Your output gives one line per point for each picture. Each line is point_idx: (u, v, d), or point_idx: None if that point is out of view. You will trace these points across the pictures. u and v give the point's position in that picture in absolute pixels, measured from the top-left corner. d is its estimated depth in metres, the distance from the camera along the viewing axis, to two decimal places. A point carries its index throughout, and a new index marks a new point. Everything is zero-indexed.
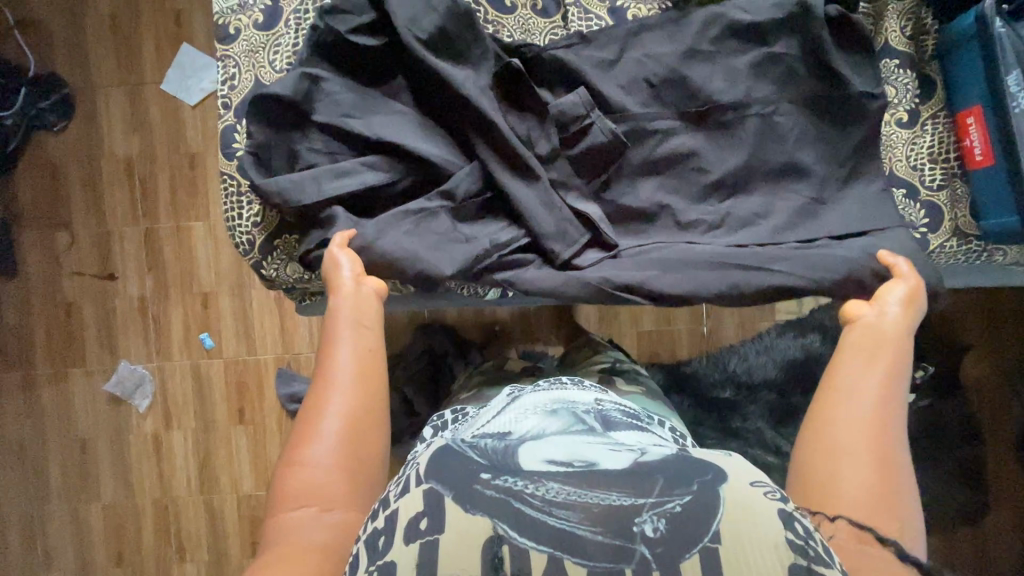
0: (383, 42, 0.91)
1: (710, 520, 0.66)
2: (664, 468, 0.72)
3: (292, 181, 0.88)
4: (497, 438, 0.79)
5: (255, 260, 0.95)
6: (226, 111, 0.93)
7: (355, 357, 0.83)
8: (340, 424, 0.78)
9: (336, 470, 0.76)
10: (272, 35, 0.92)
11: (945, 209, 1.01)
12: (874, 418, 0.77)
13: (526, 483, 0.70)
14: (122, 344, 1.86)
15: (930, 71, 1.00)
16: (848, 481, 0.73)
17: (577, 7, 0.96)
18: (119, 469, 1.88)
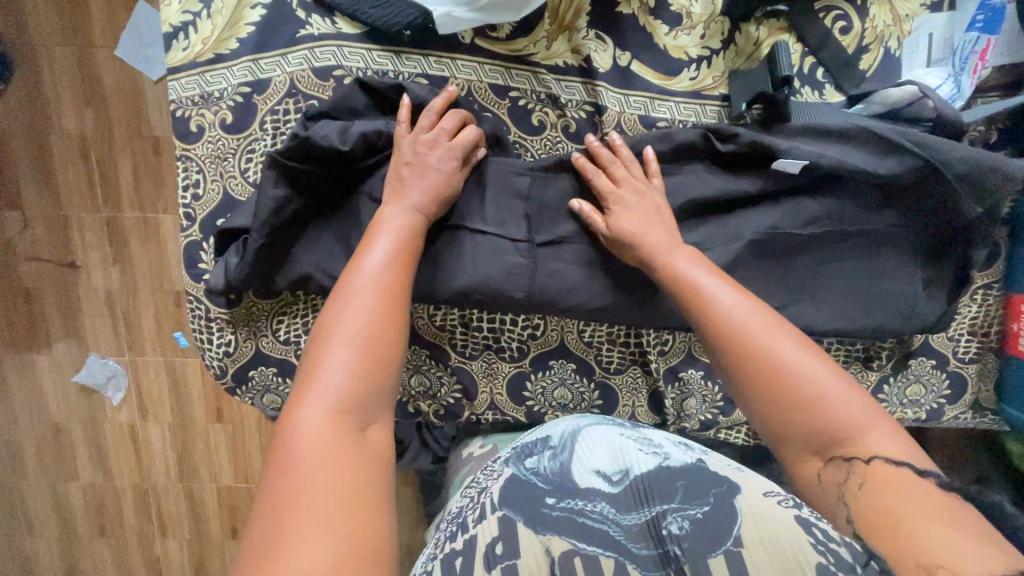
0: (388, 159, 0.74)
1: (731, 522, 0.55)
2: (682, 471, 0.61)
3: (229, 268, 0.75)
4: (542, 448, 0.66)
5: (228, 386, 0.86)
6: (189, 223, 0.78)
7: (395, 243, 0.66)
8: (372, 310, 0.62)
9: (364, 366, 0.59)
10: (245, 139, 0.75)
11: (969, 382, 0.95)
12: (807, 360, 0.62)
13: (583, 499, 0.59)
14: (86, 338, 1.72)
15: (998, 236, 0.89)
16: (830, 462, 0.59)
17: (617, 135, 0.78)
18: (97, 453, 1.86)
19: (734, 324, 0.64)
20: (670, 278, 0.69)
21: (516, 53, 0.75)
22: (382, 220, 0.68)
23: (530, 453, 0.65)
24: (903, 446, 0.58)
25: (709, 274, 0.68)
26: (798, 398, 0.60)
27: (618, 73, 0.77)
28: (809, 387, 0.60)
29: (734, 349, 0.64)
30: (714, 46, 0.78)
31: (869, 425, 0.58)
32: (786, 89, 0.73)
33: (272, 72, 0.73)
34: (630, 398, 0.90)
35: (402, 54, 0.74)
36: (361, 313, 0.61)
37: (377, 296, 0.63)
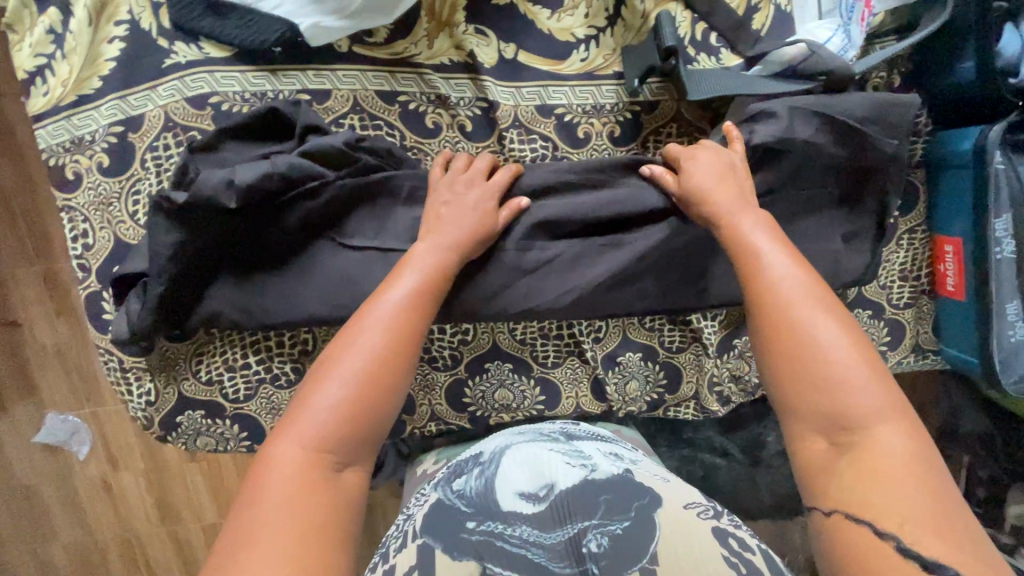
0: (291, 185, 0.68)
1: (648, 537, 0.58)
2: (609, 485, 0.63)
3: (128, 315, 0.71)
4: (473, 468, 0.68)
5: (158, 435, 0.83)
6: (85, 275, 0.75)
7: (419, 283, 0.67)
8: (376, 348, 0.63)
9: (360, 405, 0.60)
10: (127, 181, 0.72)
11: (908, 327, 0.95)
12: (847, 341, 0.58)
13: (503, 522, 0.60)
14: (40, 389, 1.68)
15: (916, 179, 0.89)
16: (823, 442, 0.55)
17: (515, 128, 0.76)
18: (70, 510, 1.81)
19: (767, 281, 0.63)
20: (732, 235, 0.67)
21: (397, 56, 0.73)
22: (416, 251, 0.69)
23: (460, 474, 0.67)
24: (917, 449, 0.52)
25: (766, 232, 0.66)
26: (824, 376, 0.56)
27: (506, 66, 0.75)
28: (834, 364, 0.57)
29: (764, 303, 0.62)
30: (600, 24, 0.75)
31: (884, 420, 0.53)
32: (672, 60, 0.72)
33: (144, 107, 0.70)
34: (571, 389, 0.89)
35: (278, 71, 0.71)
36: (366, 348, 0.63)
37: (385, 332, 0.64)
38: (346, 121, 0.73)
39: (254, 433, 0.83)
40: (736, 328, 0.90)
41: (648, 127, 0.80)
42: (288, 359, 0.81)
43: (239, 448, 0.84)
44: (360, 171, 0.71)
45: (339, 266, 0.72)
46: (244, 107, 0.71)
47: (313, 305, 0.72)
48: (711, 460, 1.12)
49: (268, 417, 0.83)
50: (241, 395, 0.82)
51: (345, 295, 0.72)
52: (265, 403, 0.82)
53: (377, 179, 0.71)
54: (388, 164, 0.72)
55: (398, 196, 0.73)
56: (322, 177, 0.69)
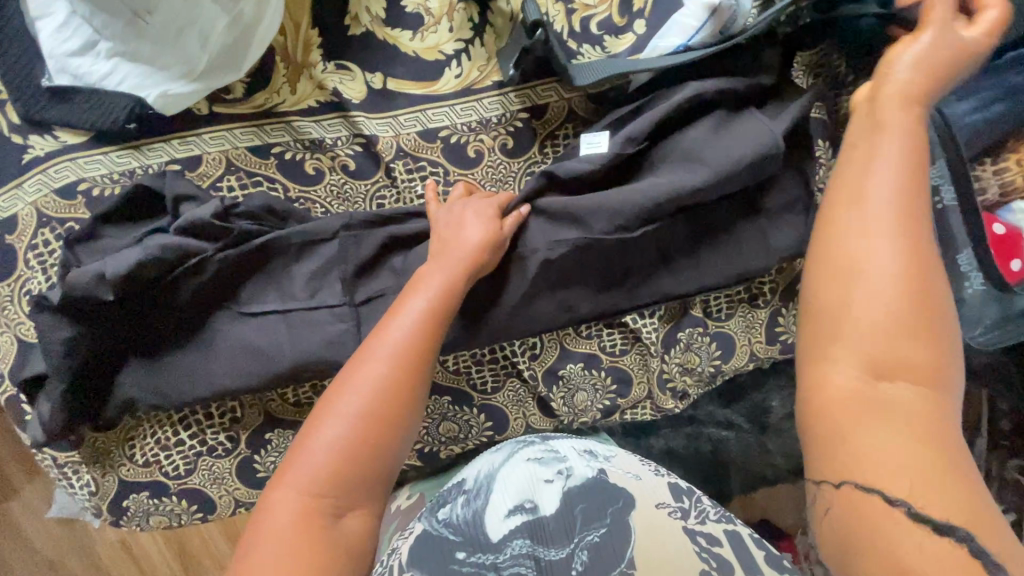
0: (165, 267, 0.65)
1: (624, 544, 0.58)
2: (581, 493, 0.61)
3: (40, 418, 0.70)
4: (457, 492, 0.63)
5: (110, 522, 0.83)
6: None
7: (424, 310, 0.61)
8: (383, 383, 0.57)
9: (360, 448, 0.55)
10: (15, 283, 0.70)
11: None
12: (920, 322, 0.49)
13: (492, 551, 0.59)
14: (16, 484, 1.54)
15: (847, 133, 0.82)
16: (848, 379, 0.50)
17: (401, 159, 0.73)
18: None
19: (858, 198, 0.54)
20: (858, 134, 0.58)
21: (260, 109, 0.70)
22: (429, 271, 0.64)
23: (445, 502, 0.62)
24: (951, 450, 0.47)
25: (884, 167, 0.54)
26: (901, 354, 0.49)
27: (377, 97, 0.71)
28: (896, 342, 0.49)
29: (833, 233, 0.54)
30: (467, 35, 0.71)
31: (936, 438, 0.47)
32: (541, 33, 0.67)
33: (15, 206, 0.68)
34: (518, 410, 0.86)
35: (142, 146, 0.69)
36: (369, 384, 0.57)
37: (389, 365, 0.58)
38: (223, 184, 0.70)
39: (203, 505, 0.83)
40: (678, 321, 0.86)
41: (541, 132, 0.75)
42: (219, 429, 0.80)
43: (192, 521, 0.84)
44: (239, 239, 0.67)
45: (236, 336, 0.70)
46: (114, 189, 0.69)
47: (219, 378, 0.70)
48: (719, 435, 1.06)
49: (214, 488, 0.82)
50: (182, 470, 0.81)
51: (247, 365, 0.70)
52: (208, 474, 0.82)
53: (258, 246, 0.67)
54: (269, 226, 0.69)
55: (291, 254, 0.70)
56: (202, 252, 0.66)
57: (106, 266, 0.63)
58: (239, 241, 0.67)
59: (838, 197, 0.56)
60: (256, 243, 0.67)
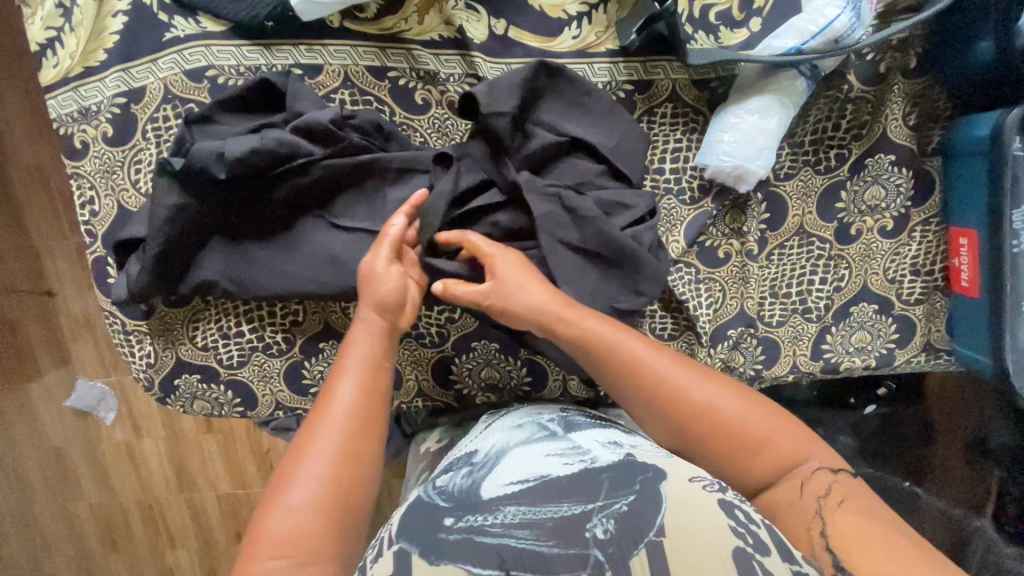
0: (274, 162, 0.69)
1: (653, 513, 0.56)
2: (608, 466, 0.61)
3: (128, 277, 0.74)
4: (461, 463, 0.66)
5: (158, 396, 0.87)
6: (92, 240, 0.79)
7: (372, 355, 0.67)
8: (354, 413, 0.63)
9: (343, 478, 0.60)
10: (130, 150, 0.75)
11: (918, 324, 0.91)
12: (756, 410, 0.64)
13: (484, 513, 0.58)
14: (37, 367, 1.58)
15: (931, 167, 0.85)
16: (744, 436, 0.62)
17: None
18: (68, 492, 1.70)
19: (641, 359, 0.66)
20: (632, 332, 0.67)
21: (386, 32, 0.73)
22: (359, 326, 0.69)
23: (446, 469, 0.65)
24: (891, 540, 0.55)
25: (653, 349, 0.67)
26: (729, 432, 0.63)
27: (496, 42, 0.74)
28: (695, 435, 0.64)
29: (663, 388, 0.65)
30: (593, 1, 0.74)
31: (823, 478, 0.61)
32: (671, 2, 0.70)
33: (145, 79, 0.73)
34: (559, 372, 0.89)
35: (272, 46, 0.73)
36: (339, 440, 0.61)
37: (357, 401, 0.64)
38: (337, 96, 0.75)
39: (247, 398, 0.86)
40: (731, 318, 0.87)
41: (642, 106, 0.78)
42: (279, 329, 0.84)
43: (233, 412, 0.87)
44: (346, 149, 0.71)
45: (322, 241, 0.74)
46: (238, 80, 0.73)
47: (295, 277, 0.74)
48: None
49: (260, 384, 0.86)
50: (235, 362, 0.85)
51: (326, 270, 0.74)
52: (257, 370, 0.85)
53: (362, 161, 0.71)
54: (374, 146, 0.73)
55: (388, 178, 0.73)
56: (310, 155, 0.70)
57: (224, 147, 0.68)
58: (344, 149, 0.71)
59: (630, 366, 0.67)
60: (360, 159, 0.71)
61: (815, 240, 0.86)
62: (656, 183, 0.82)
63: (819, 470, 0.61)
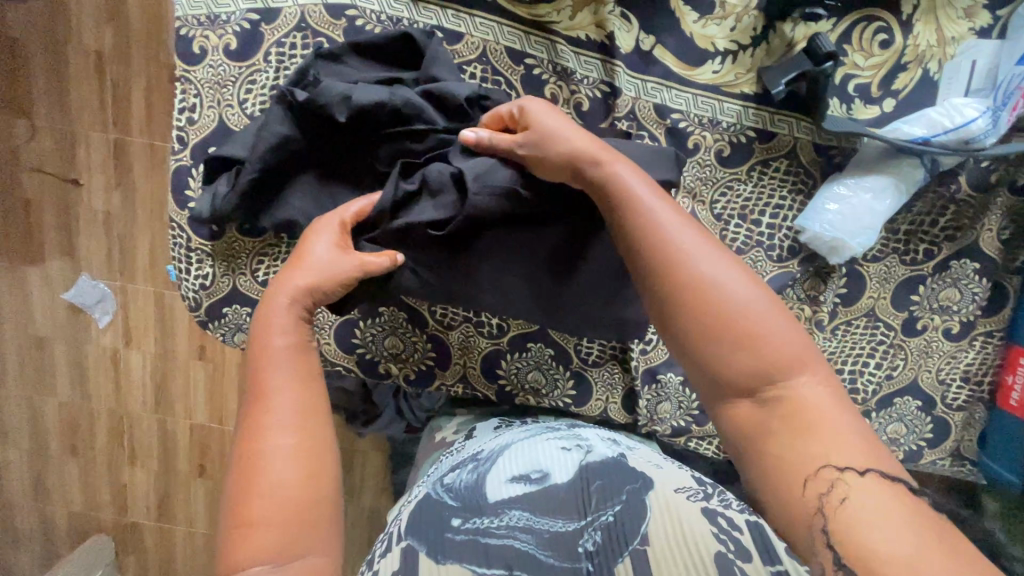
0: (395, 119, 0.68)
1: (639, 521, 0.59)
2: (601, 472, 0.64)
3: (214, 194, 0.73)
4: (467, 462, 0.68)
5: (200, 319, 0.84)
6: (180, 148, 0.76)
7: (287, 343, 0.63)
8: (295, 387, 0.61)
9: (313, 467, 0.57)
10: (247, 69, 0.73)
11: (953, 429, 0.92)
12: (776, 309, 0.54)
13: (488, 517, 0.60)
14: (40, 250, 1.48)
15: (1009, 284, 0.86)
16: (783, 332, 0.53)
17: (629, 120, 0.75)
18: (32, 388, 1.61)
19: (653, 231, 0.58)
20: (603, 179, 0.61)
21: (536, 19, 0.72)
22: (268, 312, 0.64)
23: (452, 469, 0.67)
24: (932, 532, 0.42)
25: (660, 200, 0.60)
26: (751, 337, 0.52)
27: (639, 57, 0.74)
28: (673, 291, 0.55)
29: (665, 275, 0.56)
30: (744, 41, 0.74)
31: (868, 452, 0.47)
32: (829, 64, 0.69)
33: (283, 2, 0.71)
34: (604, 392, 0.88)
35: (420, 2, 0.71)
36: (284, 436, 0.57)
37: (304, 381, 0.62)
38: (469, 69, 0.73)
39: None
40: None
41: (758, 155, 0.78)
42: None
43: None
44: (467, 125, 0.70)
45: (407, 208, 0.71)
46: (377, 28, 0.71)
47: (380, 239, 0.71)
48: None
49: (309, 332, 0.84)
50: None
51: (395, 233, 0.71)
52: (311, 318, 0.83)
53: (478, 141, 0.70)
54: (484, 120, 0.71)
55: None
56: (431, 122, 0.69)
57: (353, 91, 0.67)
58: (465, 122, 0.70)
59: (659, 264, 0.57)
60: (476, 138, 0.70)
61: (882, 325, 0.87)
62: (750, 232, 0.81)
63: (869, 472, 0.45)
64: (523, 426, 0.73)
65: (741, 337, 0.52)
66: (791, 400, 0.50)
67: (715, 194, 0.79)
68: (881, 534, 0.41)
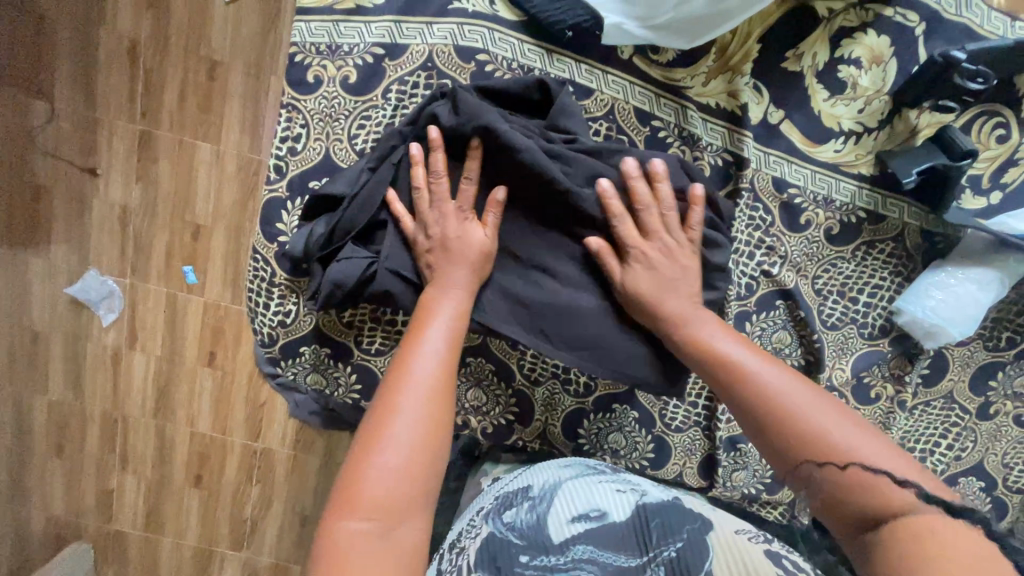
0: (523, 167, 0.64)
1: (703, 558, 0.56)
2: (658, 510, 0.62)
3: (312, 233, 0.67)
4: (522, 499, 0.64)
5: (273, 356, 0.80)
6: (277, 177, 0.72)
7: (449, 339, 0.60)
8: (434, 396, 0.55)
9: (426, 441, 0.53)
10: (362, 104, 0.69)
11: (1010, 510, 0.92)
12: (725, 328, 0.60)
13: (553, 554, 0.56)
14: (47, 235, 1.07)
15: None
16: (739, 349, 0.57)
17: (748, 192, 0.74)
18: None
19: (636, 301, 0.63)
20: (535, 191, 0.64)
21: (670, 82, 0.70)
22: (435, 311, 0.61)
23: (508, 507, 0.63)
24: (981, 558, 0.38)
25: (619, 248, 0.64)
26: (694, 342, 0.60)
27: (766, 129, 0.73)
28: (683, 345, 0.60)
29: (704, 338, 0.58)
30: (870, 124, 0.74)
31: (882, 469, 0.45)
32: (968, 161, 0.69)
33: (411, 39, 0.68)
34: (682, 457, 0.86)
35: (553, 53, 0.69)
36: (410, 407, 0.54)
37: (446, 381, 0.57)
38: (594, 125, 0.71)
39: (365, 384, 0.79)
40: None
41: (865, 236, 0.78)
42: None
43: (344, 396, 0.80)
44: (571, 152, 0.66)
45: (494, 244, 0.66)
46: (507, 75, 0.68)
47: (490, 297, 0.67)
48: None
49: None
50: (373, 349, 0.78)
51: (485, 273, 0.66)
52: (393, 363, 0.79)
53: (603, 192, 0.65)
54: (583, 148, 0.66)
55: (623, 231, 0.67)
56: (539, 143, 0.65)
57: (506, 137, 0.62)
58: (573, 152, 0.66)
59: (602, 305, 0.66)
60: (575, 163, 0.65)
61: (957, 408, 0.88)
62: (846, 309, 0.81)
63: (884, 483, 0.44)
64: (573, 463, 0.70)
65: (736, 383, 0.55)
66: (781, 410, 0.50)
67: (819, 270, 0.79)
68: (934, 536, 0.40)
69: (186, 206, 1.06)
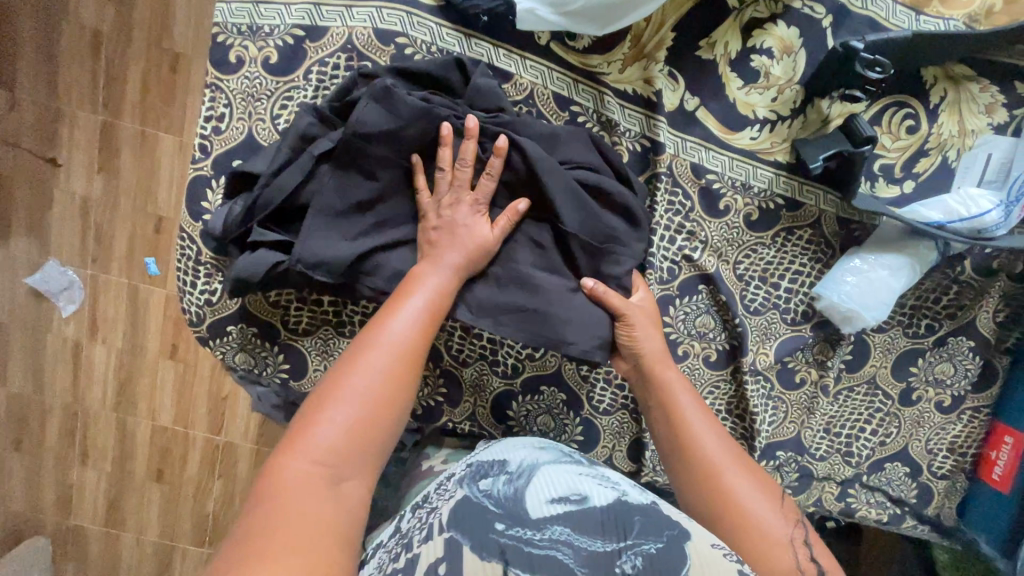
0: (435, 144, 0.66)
1: (681, 561, 0.51)
2: (639, 508, 0.56)
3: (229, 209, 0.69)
4: (497, 470, 0.60)
5: (201, 335, 0.80)
6: (202, 156, 0.73)
7: (422, 312, 0.60)
8: (401, 356, 0.58)
9: (384, 403, 0.55)
10: (284, 84, 0.71)
11: (936, 496, 0.93)
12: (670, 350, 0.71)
13: (531, 529, 0.53)
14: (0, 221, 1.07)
15: (999, 363, 0.90)
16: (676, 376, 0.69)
17: (666, 177, 0.76)
18: None
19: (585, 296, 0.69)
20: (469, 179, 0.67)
21: (587, 68, 0.73)
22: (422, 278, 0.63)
23: (483, 474, 0.59)
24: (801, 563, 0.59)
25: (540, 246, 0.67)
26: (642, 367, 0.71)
27: (682, 116, 0.75)
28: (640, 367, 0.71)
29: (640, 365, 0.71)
30: (783, 112, 0.76)
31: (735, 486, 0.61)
32: (867, 147, 0.72)
33: (332, 22, 0.70)
34: (611, 440, 0.87)
35: (472, 38, 0.71)
36: (375, 369, 0.56)
37: (411, 358, 0.58)
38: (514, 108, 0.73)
39: (292, 362, 0.80)
40: (784, 440, 0.87)
41: (785, 222, 0.80)
42: (359, 311, 0.79)
43: (271, 375, 0.80)
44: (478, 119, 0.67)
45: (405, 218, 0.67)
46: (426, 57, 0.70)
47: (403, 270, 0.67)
48: None
49: (315, 359, 0.79)
50: (300, 328, 0.79)
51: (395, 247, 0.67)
52: (320, 343, 0.79)
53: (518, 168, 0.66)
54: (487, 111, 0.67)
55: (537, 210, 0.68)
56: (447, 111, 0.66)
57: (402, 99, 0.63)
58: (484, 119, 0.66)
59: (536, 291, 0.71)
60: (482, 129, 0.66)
61: (880, 394, 0.90)
62: (768, 294, 0.82)
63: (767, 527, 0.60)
64: (552, 445, 0.65)
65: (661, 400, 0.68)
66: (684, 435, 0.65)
67: (740, 255, 0.81)
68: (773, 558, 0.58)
69: (143, 197, 1.05)
